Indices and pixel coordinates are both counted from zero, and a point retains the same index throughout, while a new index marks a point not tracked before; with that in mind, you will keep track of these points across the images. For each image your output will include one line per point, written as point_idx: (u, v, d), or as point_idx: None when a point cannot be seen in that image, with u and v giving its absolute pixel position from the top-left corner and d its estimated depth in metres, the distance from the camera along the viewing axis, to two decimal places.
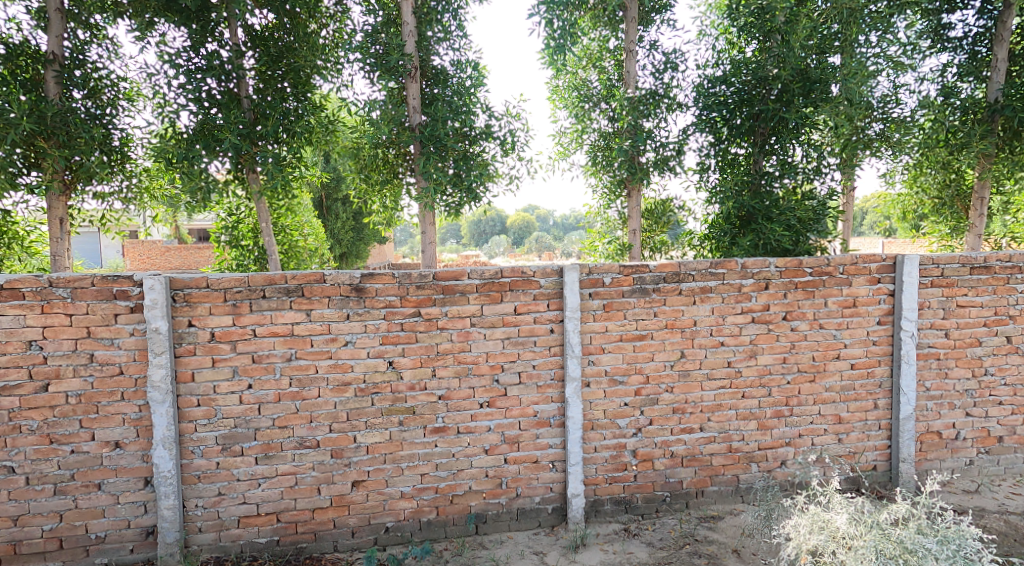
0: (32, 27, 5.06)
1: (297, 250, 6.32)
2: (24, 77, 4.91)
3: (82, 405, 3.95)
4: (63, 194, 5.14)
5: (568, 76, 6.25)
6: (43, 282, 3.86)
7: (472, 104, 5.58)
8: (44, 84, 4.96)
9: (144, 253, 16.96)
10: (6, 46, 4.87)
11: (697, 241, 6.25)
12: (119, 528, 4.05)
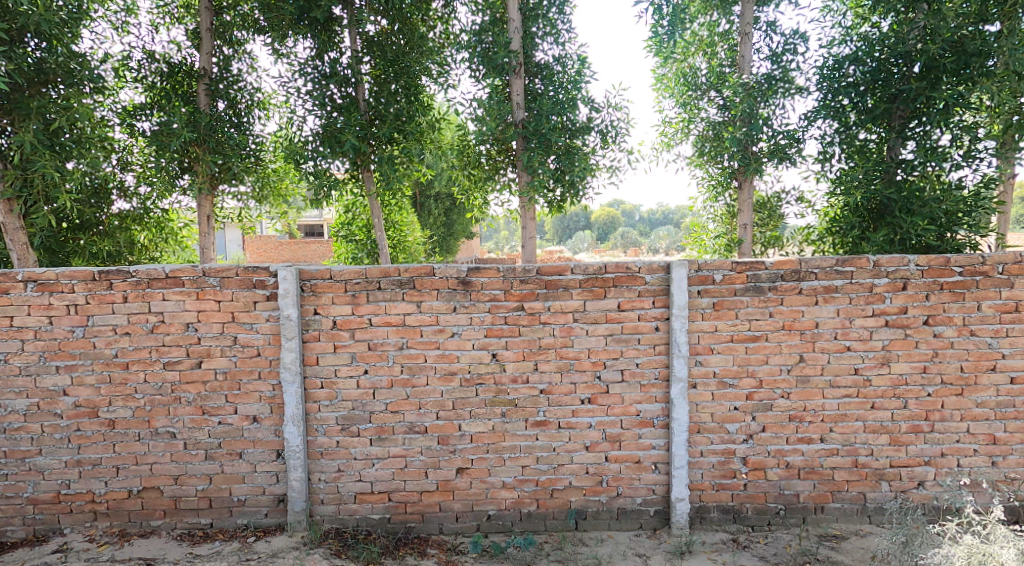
0: (189, 47, 5.77)
1: (405, 245, 6.71)
2: (182, 91, 5.62)
3: (228, 381, 4.46)
4: (210, 194, 5.80)
5: (675, 64, 5.97)
6: (198, 271, 4.39)
7: (575, 98, 5.55)
8: (196, 97, 5.63)
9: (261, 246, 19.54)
10: (168, 66, 5.62)
11: (816, 236, 5.82)
12: (256, 494, 4.53)
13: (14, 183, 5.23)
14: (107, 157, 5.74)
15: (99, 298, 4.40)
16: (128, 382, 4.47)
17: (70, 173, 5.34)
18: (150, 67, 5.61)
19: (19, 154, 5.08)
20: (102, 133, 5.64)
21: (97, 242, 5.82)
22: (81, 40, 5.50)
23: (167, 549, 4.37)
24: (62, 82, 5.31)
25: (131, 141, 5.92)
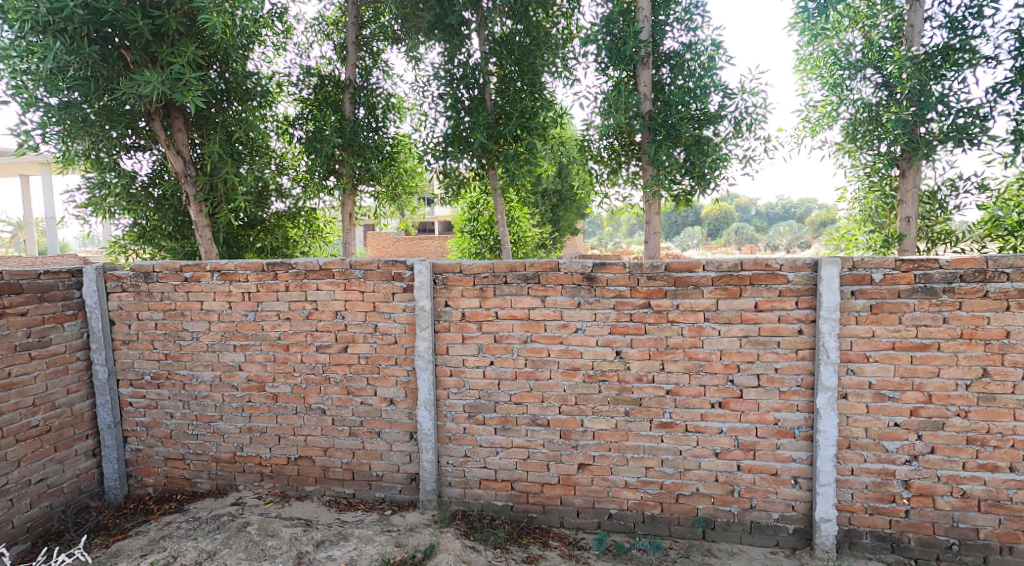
0: (336, 60, 6.33)
1: (526, 241, 6.90)
2: (329, 100, 6.11)
3: (369, 365, 4.74)
4: (353, 195, 6.37)
5: (825, 41, 5.46)
6: (346, 264, 4.68)
7: (706, 85, 5.25)
8: (342, 104, 6.12)
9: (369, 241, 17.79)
10: (320, 77, 6.16)
11: (1001, 230, 5.05)
12: (392, 471, 4.81)
13: (203, 188, 6.18)
14: (271, 165, 6.56)
15: (267, 287, 4.83)
16: (289, 361, 4.88)
17: (244, 177, 6.24)
18: (306, 82, 6.21)
19: (209, 161, 6.04)
20: (265, 142, 6.42)
21: (262, 237, 6.75)
22: (251, 60, 6.27)
23: (318, 513, 4.79)
24: (238, 100, 6.21)
25: (285, 150, 6.79)
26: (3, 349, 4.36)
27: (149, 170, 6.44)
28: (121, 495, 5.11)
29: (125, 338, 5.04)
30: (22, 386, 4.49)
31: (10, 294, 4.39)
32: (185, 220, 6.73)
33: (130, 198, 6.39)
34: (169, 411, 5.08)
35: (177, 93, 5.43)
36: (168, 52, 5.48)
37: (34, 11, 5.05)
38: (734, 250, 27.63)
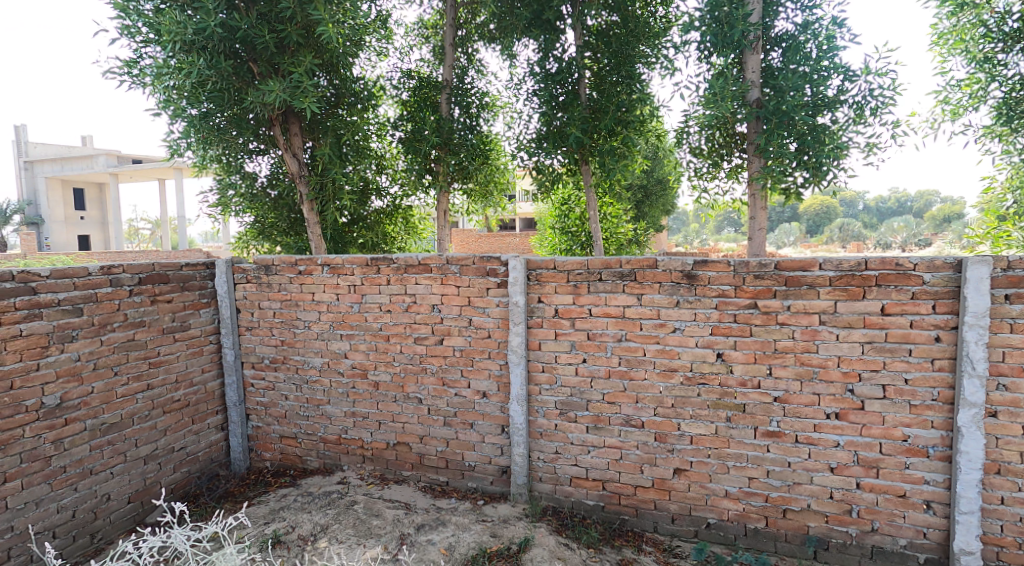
0: (435, 63, 6.53)
1: (619, 238, 6.76)
2: (427, 101, 6.30)
3: (464, 357, 4.82)
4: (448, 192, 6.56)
5: (969, 17, 5.69)
6: (443, 259, 4.78)
7: (824, 68, 4.90)
8: (439, 105, 6.30)
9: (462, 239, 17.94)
10: (419, 79, 6.35)
11: None
12: (484, 462, 4.87)
13: (314, 187, 6.57)
14: (371, 166, 6.93)
15: (371, 280, 5.02)
16: (389, 351, 5.06)
17: (351, 178, 6.64)
18: (405, 84, 6.42)
19: (321, 162, 6.42)
20: (366, 144, 6.79)
21: (363, 233, 7.11)
22: (355, 66, 6.65)
23: (415, 498, 4.93)
24: (346, 105, 6.59)
25: (385, 150, 7.05)
26: (153, 332, 4.84)
27: (267, 172, 7.00)
28: (243, 467, 5.55)
29: (248, 326, 5.42)
30: (168, 364, 4.97)
31: (159, 283, 4.86)
32: (298, 217, 7.21)
33: (252, 199, 7.00)
34: (285, 393, 5.41)
35: (297, 100, 5.82)
36: (289, 62, 5.88)
37: (181, 32, 5.49)
38: (839, 250, 25.56)
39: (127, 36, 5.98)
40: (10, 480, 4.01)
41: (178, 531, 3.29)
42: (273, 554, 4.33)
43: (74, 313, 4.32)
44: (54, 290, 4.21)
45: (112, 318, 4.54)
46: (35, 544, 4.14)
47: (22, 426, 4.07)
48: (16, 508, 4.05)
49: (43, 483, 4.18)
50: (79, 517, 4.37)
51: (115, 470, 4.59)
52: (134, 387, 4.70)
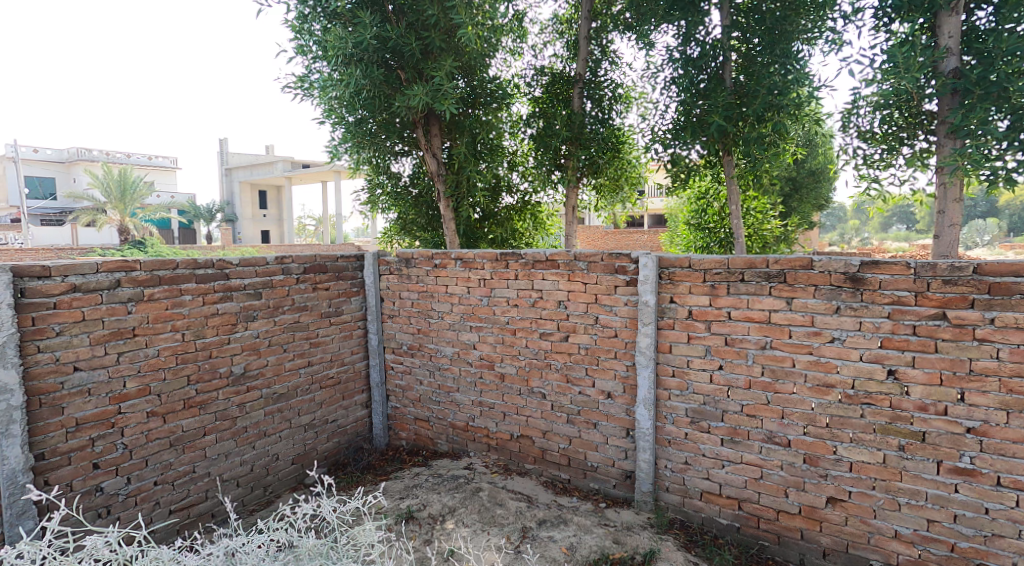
0: (567, 58, 6.45)
1: (763, 235, 6.27)
2: (561, 96, 6.31)
3: (588, 355, 4.66)
4: (576, 188, 6.53)
5: None
6: (570, 255, 4.66)
7: None
8: (571, 99, 6.27)
9: (594, 236, 17.70)
10: (552, 75, 6.33)
11: None
12: (607, 464, 4.66)
13: (451, 184, 6.83)
14: (503, 163, 7.04)
15: (499, 274, 5.03)
16: (515, 344, 5.03)
17: (484, 175, 6.80)
18: (538, 80, 6.40)
19: (457, 161, 6.67)
20: (500, 142, 6.95)
21: (493, 229, 7.20)
22: (490, 67, 6.73)
23: (536, 492, 4.86)
24: (482, 106, 6.73)
25: (517, 147, 7.13)
26: (314, 316, 5.23)
27: (410, 172, 7.33)
28: (383, 443, 5.83)
29: (390, 313, 5.67)
30: (325, 344, 5.35)
31: (319, 272, 5.25)
32: (436, 213, 7.49)
33: (397, 197, 7.38)
34: (420, 377, 5.59)
35: (438, 102, 6.02)
36: (431, 67, 6.14)
37: (341, 47, 5.92)
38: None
39: (302, 55, 6.50)
40: (208, 433, 4.52)
41: (327, 502, 3.19)
42: (405, 529, 4.49)
43: (255, 296, 4.76)
44: (241, 275, 4.65)
45: (283, 302, 4.98)
46: (224, 490, 4.66)
47: (218, 389, 4.56)
48: (212, 457, 4.56)
49: (231, 440, 4.67)
50: (257, 471, 4.86)
51: (283, 434, 5.05)
52: (298, 362, 5.12)
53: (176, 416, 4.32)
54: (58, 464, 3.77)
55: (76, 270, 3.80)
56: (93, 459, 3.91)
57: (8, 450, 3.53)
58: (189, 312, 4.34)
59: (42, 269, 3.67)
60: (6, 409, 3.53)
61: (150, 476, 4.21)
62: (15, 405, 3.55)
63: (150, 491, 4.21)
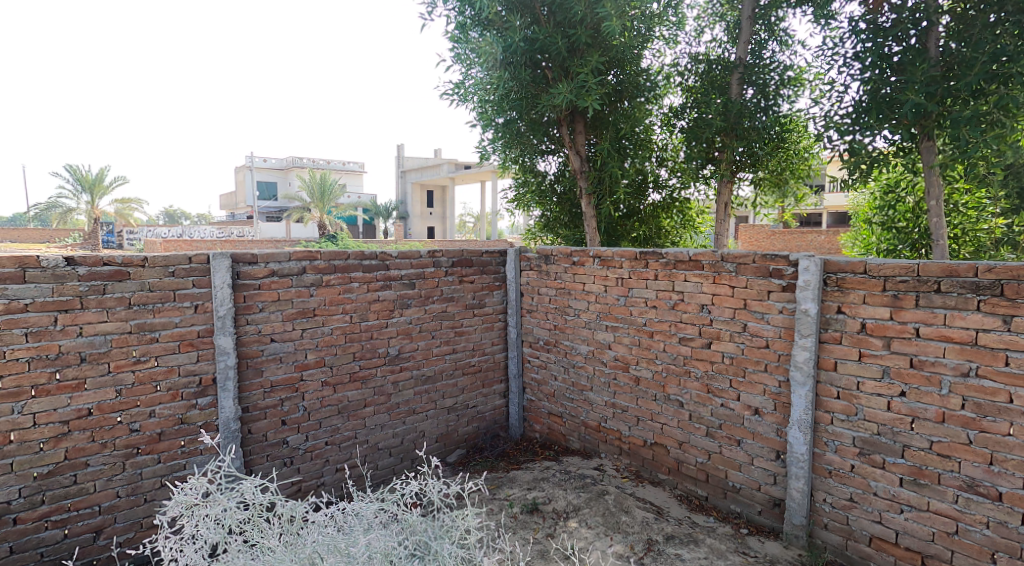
0: (728, 41, 5.98)
1: (977, 238, 5.51)
2: (717, 84, 5.90)
3: (733, 366, 4.23)
4: (731, 182, 6.04)
5: None
6: (717, 256, 4.26)
7: None
8: (729, 86, 5.82)
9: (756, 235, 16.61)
10: (709, 62, 5.98)
11: None
12: (752, 488, 4.20)
13: (593, 181, 6.62)
14: (651, 158, 6.71)
15: (638, 274, 4.74)
16: (652, 348, 4.72)
17: (627, 171, 6.53)
18: (692, 69, 6.09)
19: (600, 157, 6.46)
20: (648, 137, 6.66)
21: (637, 227, 6.95)
22: (643, 59, 6.46)
23: (669, 505, 4.52)
24: (629, 99, 6.44)
25: (667, 141, 6.73)
26: (460, 307, 5.30)
27: (555, 171, 7.22)
28: (518, 433, 5.77)
29: (528, 308, 5.58)
30: (468, 334, 5.40)
31: (466, 267, 5.31)
32: (578, 211, 7.36)
33: (541, 194, 7.32)
34: (553, 373, 5.45)
35: (581, 100, 5.89)
36: (577, 64, 5.99)
37: (493, 52, 5.98)
38: None
39: (458, 62, 6.64)
40: (368, 405, 4.80)
41: (433, 482, 3.12)
42: (530, 519, 4.46)
43: (410, 286, 4.94)
44: (399, 267, 4.86)
45: (433, 292, 5.11)
46: (377, 457, 4.90)
47: (377, 367, 4.82)
48: (372, 426, 4.83)
49: (386, 414, 4.90)
50: (406, 443, 5.06)
51: (430, 413, 5.19)
52: (444, 349, 5.23)
53: (344, 386, 4.64)
54: (257, 417, 4.25)
55: (274, 257, 4.22)
56: (281, 416, 4.35)
57: (225, 401, 4.03)
58: (356, 298, 4.64)
59: (250, 256, 4.13)
60: (224, 369, 4.02)
61: (322, 436, 4.58)
62: (231, 365, 4.04)
63: (322, 449, 4.59)
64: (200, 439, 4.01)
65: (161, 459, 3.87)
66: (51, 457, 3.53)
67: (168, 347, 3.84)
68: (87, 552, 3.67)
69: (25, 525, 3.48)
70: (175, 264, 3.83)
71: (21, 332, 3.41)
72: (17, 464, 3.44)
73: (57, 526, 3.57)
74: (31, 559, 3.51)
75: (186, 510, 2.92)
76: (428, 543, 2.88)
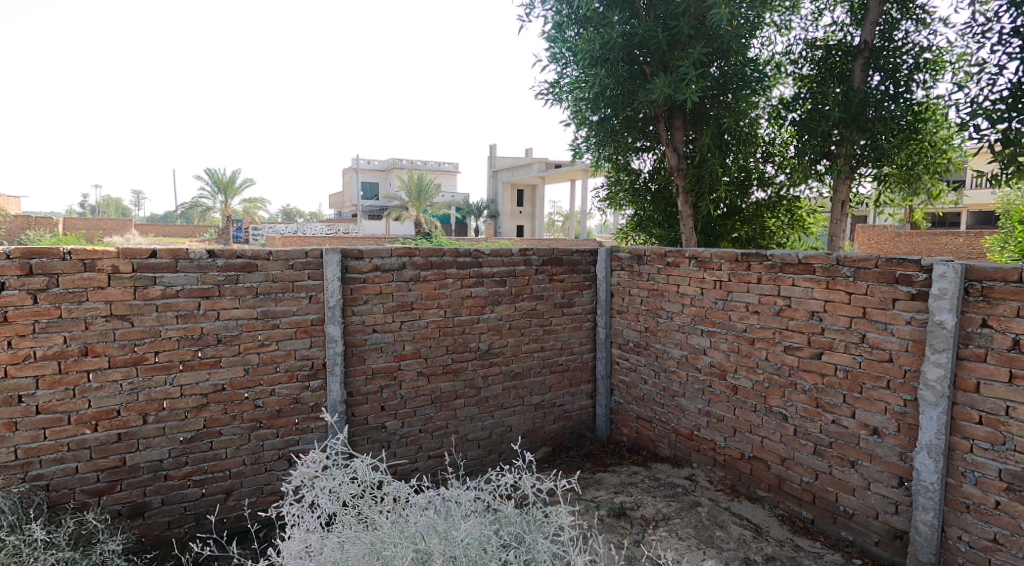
0: (851, 23, 5.52)
1: None
2: (838, 71, 5.49)
3: (848, 381, 3.85)
4: (849, 178, 5.57)
5: None
6: (831, 259, 3.88)
7: None
8: (852, 73, 5.40)
9: (873, 236, 15.35)
10: (829, 47, 5.56)
11: None
12: (867, 515, 3.81)
13: (691, 178, 6.30)
14: (756, 153, 6.31)
15: (739, 277, 4.43)
16: (752, 356, 4.40)
17: (729, 167, 6.16)
18: (809, 56, 5.73)
19: (699, 153, 6.14)
20: (753, 131, 6.25)
21: (739, 227, 6.56)
22: (751, 48, 6.07)
23: (768, 525, 4.18)
24: (732, 91, 6.07)
25: (775, 135, 6.30)
26: (549, 305, 5.19)
27: (650, 168, 6.95)
28: (604, 435, 5.57)
29: (619, 309, 5.39)
30: (556, 333, 5.28)
31: (556, 265, 5.19)
32: (674, 210, 7.06)
33: (635, 193, 7.08)
34: (643, 377, 5.23)
35: (678, 93, 5.61)
36: (678, 56, 5.71)
37: (589, 49, 5.81)
38: None
39: (554, 61, 6.54)
40: (459, 397, 4.79)
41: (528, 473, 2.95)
42: (617, 523, 4.25)
43: (501, 284, 4.89)
44: (491, 264, 4.82)
45: (523, 290, 5.02)
46: (466, 448, 4.88)
47: (468, 361, 4.79)
48: (462, 418, 4.82)
49: (476, 407, 4.88)
50: (494, 437, 5.01)
51: (517, 409, 5.12)
52: (532, 346, 5.14)
53: (437, 378, 4.66)
54: (360, 401, 4.35)
55: (378, 253, 4.28)
56: (381, 402, 4.43)
57: (333, 384, 4.14)
58: (451, 293, 4.63)
59: (358, 251, 4.21)
60: (333, 355, 4.13)
61: (417, 424, 4.61)
62: (339, 352, 4.14)
63: (416, 436, 4.63)
64: (313, 417, 4.14)
65: (278, 433, 4.03)
66: (191, 424, 3.77)
67: (287, 332, 4.00)
68: (220, 511, 3.91)
69: (174, 481, 3.76)
70: (294, 258, 3.99)
71: (174, 314, 3.67)
72: (168, 428, 3.71)
73: (198, 485, 3.83)
74: (178, 512, 3.79)
75: (308, 478, 2.93)
76: (520, 535, 2.75)
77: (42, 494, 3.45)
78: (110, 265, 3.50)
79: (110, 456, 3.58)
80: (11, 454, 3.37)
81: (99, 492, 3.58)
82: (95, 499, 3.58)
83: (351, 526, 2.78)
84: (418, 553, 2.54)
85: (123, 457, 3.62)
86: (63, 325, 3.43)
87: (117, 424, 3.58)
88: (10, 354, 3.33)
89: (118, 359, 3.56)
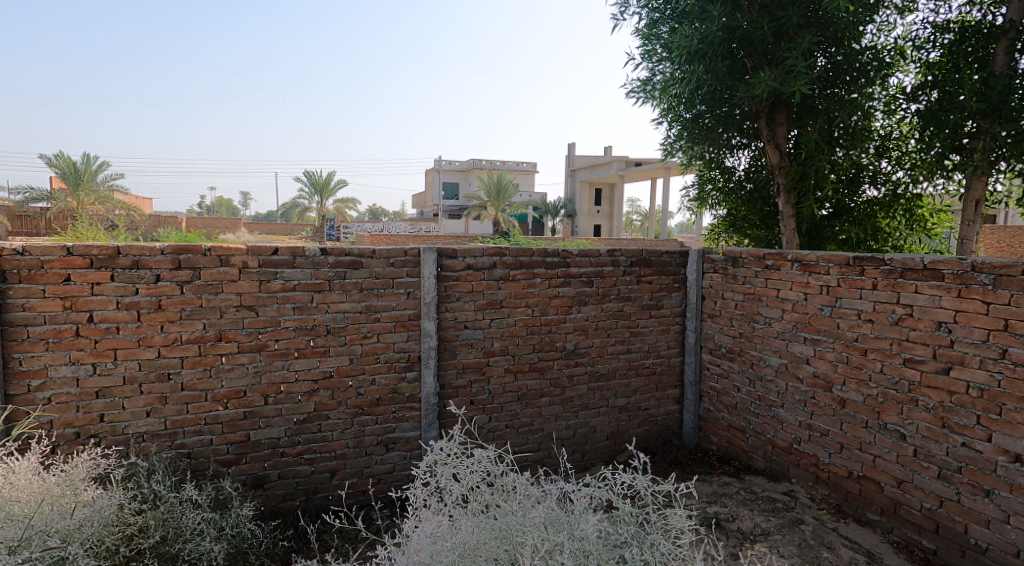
0: (989, 4, 5.02)
1: None
2: (976, 57, 5.02)
3: (983, 401, 3.47)
4: (985, 175, 5.05)
5: None
6: (966, 265, 3.50)
7: None
8: (994, 59, 4.93)
9: (1004, 240, 13.82)
10: (967, 30, 5.10)
11: None
12: (1005, 551, 3.42)
13: (795, 177, 5.95)
14: (869, 149, 5.84)
15: (850, 283, 4.11)
16: (864, 368, 4.06)
17: (839, 164, 5.74)
18: (937, 41, 5.25)
19: (805, 150, 5.77)
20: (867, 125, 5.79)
21: (847, 228, 6.12)
22: (866, 36, 5.62)
23: (882, 551, 3.84)
24: (845, 84, 5.63)
25: (892, 129, 5.81)
26: (636, 307, 5.03)
27: (747, 166, 6.60)
28: (692, 442, 5.35)
29: (711, 313, 5.15)
30: (643, 335, 5.11)
31: (645, 266, 5.03)
32: (772, 210, 6.68)
33: (729, 192, 6.77)
34: (737, 385, 4.97)
35: (786, 87, 5.28)
36: (785, 48, 5.38)
37: (684, 44, 5.60)
38: None
39: (647, 59, 6.34)
40: (545, 396, 4.74)
41: (645, 474, 2.83)
42: (713, 534, 4.06)
43: (588, 284, 4.79)
44: (579, 264, 4.73)
45: (611, 291, 4.90)
46: (553, 448, 4.83)
47: (554, 360, 4.73)
48: (547, 416, 4.77)
49: (561, 406, 4.81)
50: (578, 437, 4.92)
51: (603, 410, 5.00)
52: (618, 348, 5.00)
53: (524, 375, 4.63)
54: (452, 395, 4.38)
55: (471, 252, 4.31)
56: (471, 397, 4.45)
57: (427, 376, 4.20)
58: (538, 293, 4.58)
59: (451, 250, 4.25)
60: (427, 349, 4.18)
61: (504, 420, 4.60)
62: (434, 347, 4.19)
63: (504, 432, 4.62)
64: (408, 408, 4.21)
65: (377, 421, 4.13)
66: (303, 407, 3.93)
67: (386, 326, 4.09)
68: (326, 489, 4.05)
69: (288, 458, 3.93)
70: (393, 256, 4.07)
71: (291, 306, 3.83)
72: (284, 409, 3.88)
73: (309, 463, 3.99)
74: (291, 486, 3.96)
75: (436, 463, 2.98)
76: (641, 537, 2.65)
77: (186, 461, 3.69)
78: (241, 261, 3.70)
79: (238, 432, 3.79)
80: (162, 424, 3.63)
81: (229, 463, 3.80)
82: (226, 469, 3.79)
83: (478, 512, 2.78)
84: (545, 545, 2.49)
85: (248, 433, 3.81)
86: (202, 313, 3.64)
87: (242, 404, 3.78)
88: (163, 336, 3.58)
89: (246, 344, 3.76)
